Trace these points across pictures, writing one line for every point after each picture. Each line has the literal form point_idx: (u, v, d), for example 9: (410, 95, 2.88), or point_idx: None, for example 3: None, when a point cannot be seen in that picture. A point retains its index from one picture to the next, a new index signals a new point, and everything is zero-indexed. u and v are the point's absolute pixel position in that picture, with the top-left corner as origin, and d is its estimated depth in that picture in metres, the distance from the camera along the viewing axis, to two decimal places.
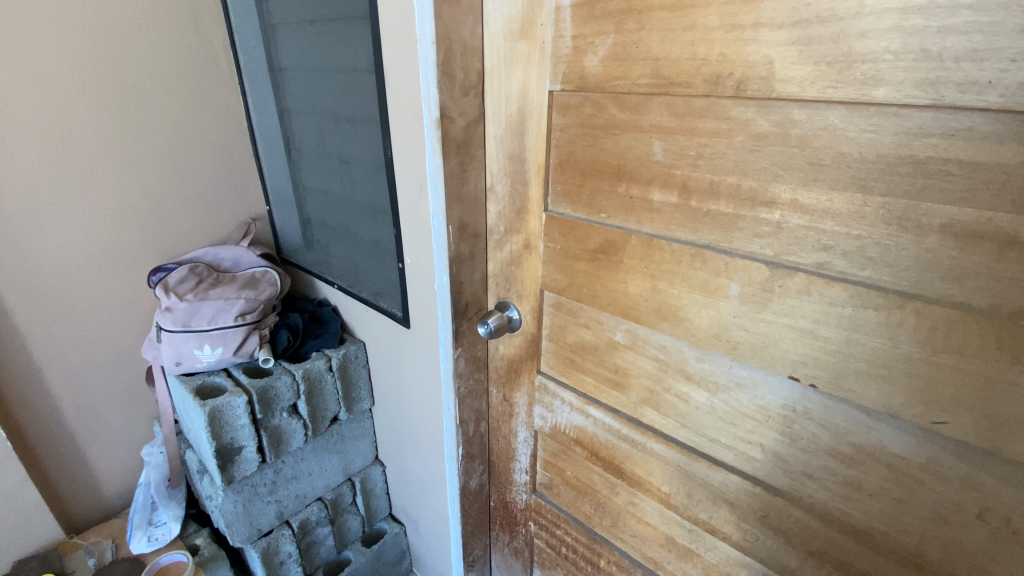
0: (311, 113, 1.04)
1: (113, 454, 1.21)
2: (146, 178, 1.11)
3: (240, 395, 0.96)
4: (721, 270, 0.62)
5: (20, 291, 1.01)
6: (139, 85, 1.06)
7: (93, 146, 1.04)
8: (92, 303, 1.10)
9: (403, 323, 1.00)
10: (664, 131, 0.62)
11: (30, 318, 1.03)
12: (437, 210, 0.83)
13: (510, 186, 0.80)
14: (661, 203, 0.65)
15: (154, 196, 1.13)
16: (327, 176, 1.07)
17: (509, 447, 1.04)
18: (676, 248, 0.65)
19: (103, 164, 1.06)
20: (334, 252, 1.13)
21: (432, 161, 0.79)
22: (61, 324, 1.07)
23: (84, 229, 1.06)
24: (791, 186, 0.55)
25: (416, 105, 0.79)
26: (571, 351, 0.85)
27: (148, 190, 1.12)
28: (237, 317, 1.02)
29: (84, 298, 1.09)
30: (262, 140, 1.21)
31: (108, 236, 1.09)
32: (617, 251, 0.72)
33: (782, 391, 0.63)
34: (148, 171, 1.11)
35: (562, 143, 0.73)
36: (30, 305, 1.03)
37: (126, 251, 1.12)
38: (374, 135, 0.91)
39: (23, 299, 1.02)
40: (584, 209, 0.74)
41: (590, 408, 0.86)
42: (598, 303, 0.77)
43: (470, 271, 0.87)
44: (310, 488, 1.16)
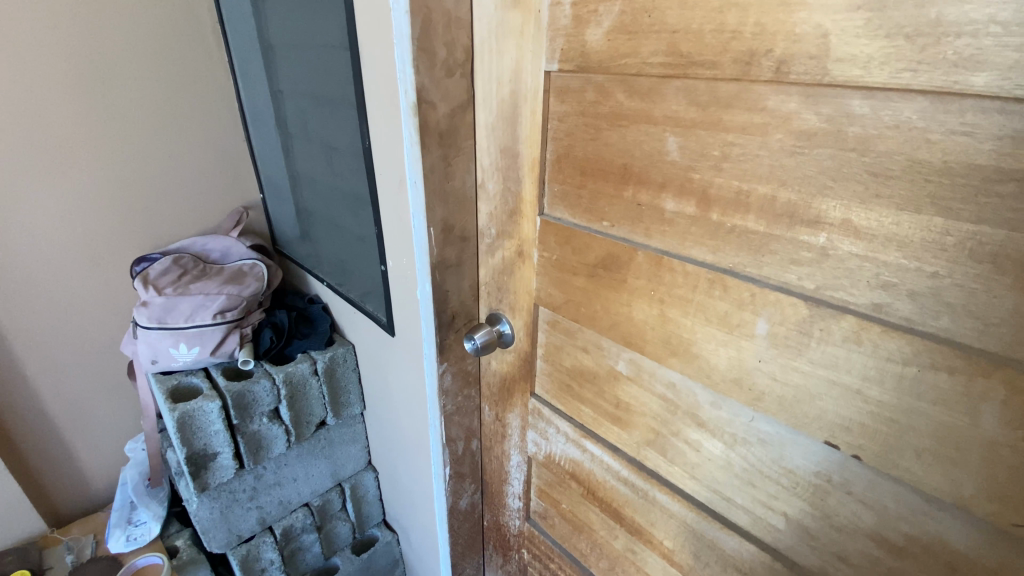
0: (296, 95, 0.95)
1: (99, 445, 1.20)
2: (133, 165, 1.09)
3: (214, 399, 0.90)
4: (745, 302, 0.50)
5: (8, 277, 1.01)
6: (123, 69, 1.03)
7: (78, 132, 1.02)
8: (79, 291, 1.09)
9: (387, 329, 0.91)
10: (680, 125, 0.49)
11: (18, 303, 1.03)
12: (417, 208, 0.72)
13: (502, 183, 0.69)
14: (674, 214, 0.53)
15: (144, 183, 1.11)
16: (315, 163, 0.98)
17: (501, 469, 0.95)
18: (690, 270, 0.53)
19: (89, 149, 1.04)
20: (322, 248, 1.05)
21: (411, 153, 0.69)
22: (48, 311, 1.06)
23: (71, 215, 1.05)
24: (843, 201, 0.42)
25: (392, 86, 0.68)
26: (568, 376, 0.74)
27: (132, 178, 1.09)
28: (216, 314, 0.96)
29: (72, 286, 1.08)
30: (252, 124, 1.16)
31: (96, 222, 1.07)
32: (620, 268, 0.59)
33: (815, 456, 0.50)
34: (135, 158, 1.09)
35: (560, 135, 0.61)
36: (19, 292, 1.03)
37: (115, 237, 1.10)
38: (353, 121, 0.81)
39: (11, 285, 1.02)
40: (583, 215, 0.62)
41: (586, 442, 0.75)
42: (597, 326, 0.65)
43: (457, 278, 0.77)
44: (295, 494, 1.10)
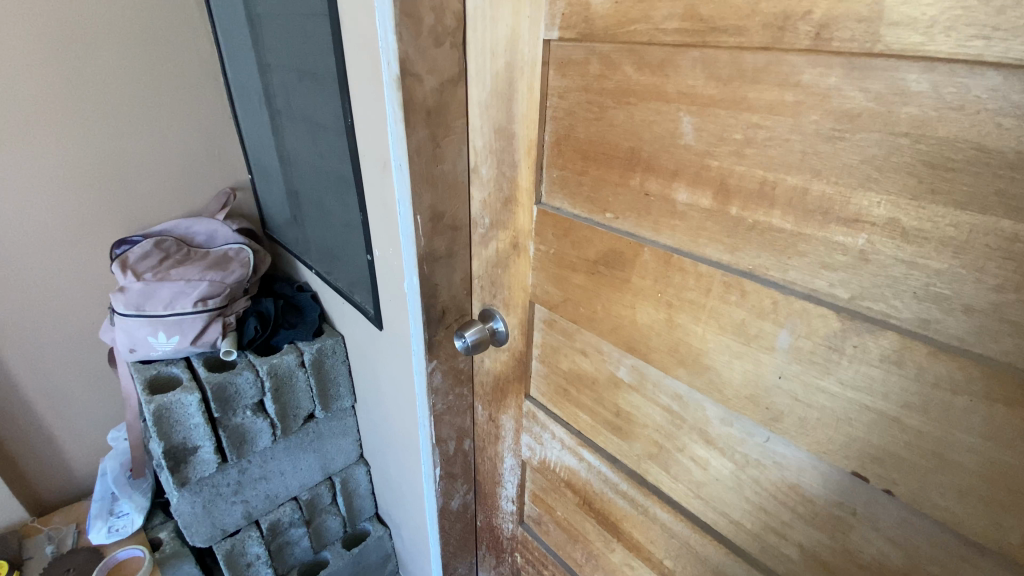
0: (280, 68, 0.89)
1: (86, 428, 1.21)
2: (120, 143, 1.08)
3: (192, 392, 0.86)
4: (768, 310, 0.43)
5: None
6: (104, 43, 1.01)
7: (62, 109, 1.00)
8: (66, 272, 1.09)
9: (375, 323, 0.86)
10: (695, 102, 0.42)
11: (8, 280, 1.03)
12: (402, 193, 0.66)
13: (496, 167, 0.62)
14: (687, 207, 0.46)
15: (130, 160, 1.10)
16: (301, 144, 0.91)
17: (495, 470, 0.90)
18: (702, 270, 0.46)
19: (74, 127, 1.02)
20: (310, 234, 1.00)
21: (395, 133, 0.62)
22: (37, 290, 1.07)
23: (58, 194, 1.04)
24: (890, 197, 0.35)
25: (374, 56, 0.61)
26: (564, 379, 0.68)
27: (118, 154, 1.08)
28: (197, 302, 0.91)
29: (61, 265, 1.08)
30: (239, 101, 1.13)
31: (84, 200, 1.07)
32: (623, 266, 0.53)
33: (840, 487, 0.44)
34: (121, 135, 1.08)
35: (559, 114, 0.54)
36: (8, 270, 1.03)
37: (103, 215, 1.10)
38: (336, 96, 0.74)
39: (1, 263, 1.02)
40: (584, 205, 0.55)
41: (583, 450, 0.69)
42: (597, 329, 0.59)
43: (447, 270, 0.72)
44: (282, 488, 1.07)
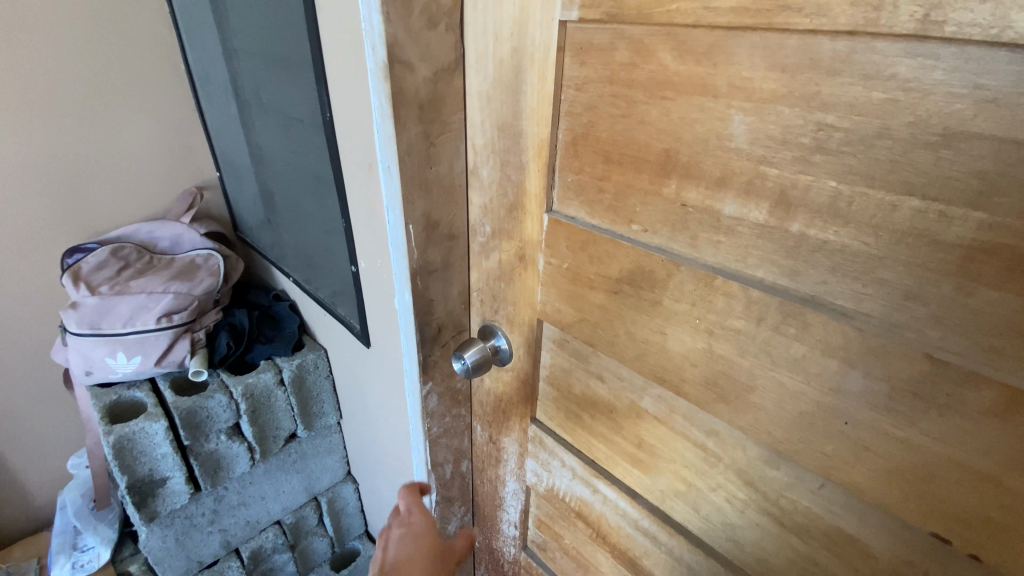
0: (247, 53, 0.79)
1: (46, 440, 1.15)
2: (89, 141, 1.02)
3: (158, 420, 0.78)
4: (839, 347, 0.36)
5: None
6: (71, 36, 0.95)
7: (27, 105, 0.94)
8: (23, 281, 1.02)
9: (361, 339, 0.78)
10: (750, 97, 0.35)
11: None
12: (391, 198, 0.57)
13: (501, 169, 0.55)
14: (735, 221, 0.39)
15: (101, 159, 1.04)
16: (273, 139, 0.82)
17: (495, 494, 0.83)
18: (752, 295, 0.39)
19: (39, 124, 0.96)
20: (286, 238, 0.91)
21: (381, 130, 0.53)
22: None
23: (23, 195, 0.98)
24: (1009, 219, 0.28)
25: (357, 39, 0.52)
26: (577, 404, 0.61)
27: (88, 153, 1.02)
28: (161, 317, 0.83)
29: (21, 272, 1.02)
30: (204, 90, 1.04)
31: (50, 202, 1.01)
32: (653, 287, 0.46)
33: (913, 545, 0.39)
34: (90, 133, 1.02)
35: (577, 110, 0.46)
36: None
37: (72, 218, 1.04)
38: (311, 86, 0.65)
39: None
40: (606, 214, 0.48)
41: (598, 481, 0.63)
42: (617, 355, 0.52)
43: (443, 284, 0.64)
44: (264, 513, 0.99)
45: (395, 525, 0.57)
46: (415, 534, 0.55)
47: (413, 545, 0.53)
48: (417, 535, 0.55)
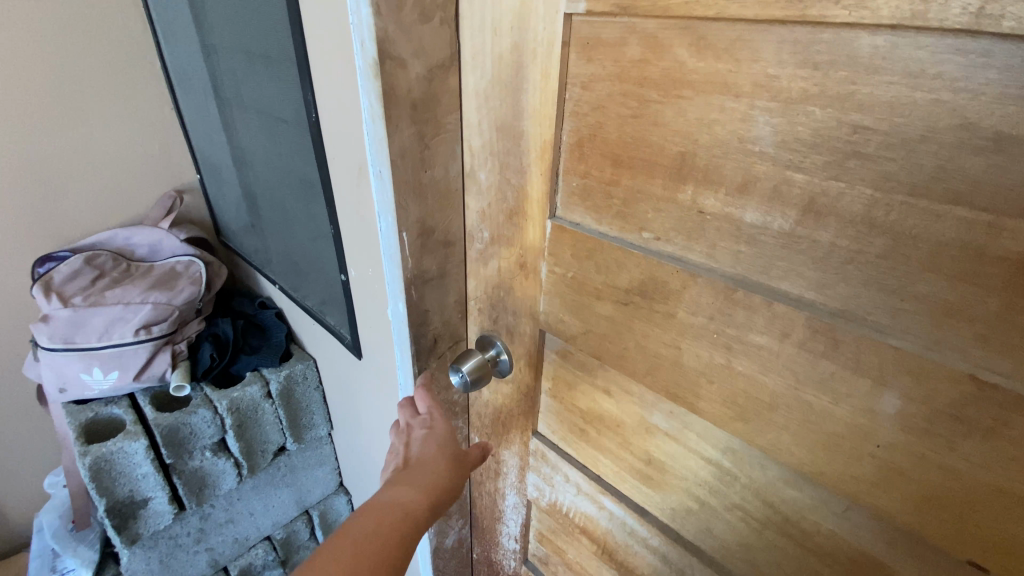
0: (226, 50, 0.75)
1: (22, 456, 1.11)
2: (64, 145, 0.98)
3: (137, 438, 0.75)
4: (872, 365, 0.34)
5: None
6: (40, 35, 0.91)
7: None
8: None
9: (353, 350, 0.75)
10: (777, 96, 0.32)
11: None
12: (382, 204, 0.54)
13: (501, 172, 0.51)
14: (757, 230, 0.36)
15: (77, 164, 1.00)
16: (256, 140, 0.78)
17: (495, 507, 0.80)
18: (776, 309, 0.37)
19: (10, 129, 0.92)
20: (270, 243, 0.87)
21: (371, 132, 0.50)
22: None
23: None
24: None
25: (344, 34, 0.48)
26: (582, 418, 0.58)
27: (63, 158, 0.98)
28: (138, 330, 0.80)
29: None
30: (182, 89, 0.99)
31: (26, 210, 0.97)
32: (666, 299, 0.43)
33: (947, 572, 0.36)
34: (64, 137, 0.98)
35: (583, 109, 0.43)
36: None
37: (50, 225, 1.00)
38: (294, 85, 0.62)
39: None
40: (615, 220, 0.45)
41: (604, 497, 0.60)
42: (626, 369, 0.49)
43: (438, 293, 0.61)
44: (253, 529, 0.96)
45: (417, 424, 0.59)
46: (434, 437, 0.57)
47: (434, 450, 0.56)
48: (435, 438, 0.57)
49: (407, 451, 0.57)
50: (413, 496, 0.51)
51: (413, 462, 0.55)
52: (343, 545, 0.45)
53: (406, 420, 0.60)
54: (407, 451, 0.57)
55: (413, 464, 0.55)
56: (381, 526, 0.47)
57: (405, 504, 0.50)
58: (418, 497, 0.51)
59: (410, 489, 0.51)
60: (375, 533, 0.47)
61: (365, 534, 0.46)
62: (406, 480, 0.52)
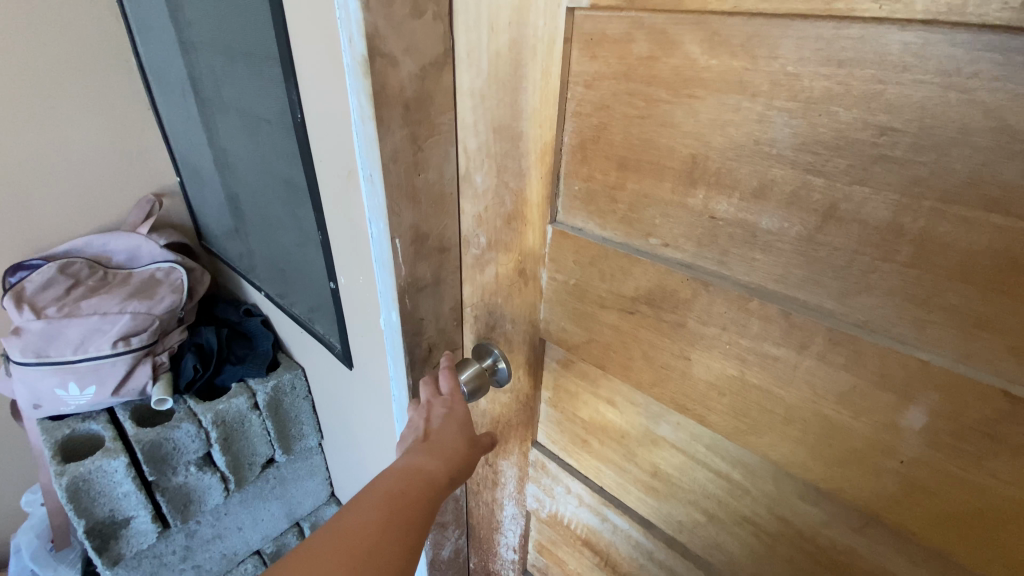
0: (205, 46, 0.72)
1: None
2: (33, 148, 0.93)
3: (117, 456, 0.73)
4: (897, 379, 0.32)
5: None
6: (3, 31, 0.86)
7: None
8: None
9: (343, 360, 0.72)
10: (797, 96, 0.31)
11: None
12: (373, 209, 0.51)
13: (498, 175, 0.49)
14: (773, 236, 0.34)
15: (47, 167, 0.95)
16: (237, 140, 0.74)
17: (492, 518, 0.78)
18: (794, 320, 0.35)
19: None
20: (254, 247, 0.84)
21: (361, 133, 0.47)
22: None
23: None
24: None
25: (331, 30, 0.46)
26: (584, 428, 0.56)
27: (32, 160, 0.94)
28: (116, 342, 0.79)
29: None
30: (159, 88, 0.95)
31: None
32: (675, 308, 0.41)
33: None
34: (33, 139, 0.93)
35: (587, 109, 0.40)
36: None
37: (20, 232, 0.96)
38: (278, 84, 0.59)
39: None
40: (620, 226, 0.42)
41: (606, 509, 0.58)
42: (632, 380, 0.47)
43: (433, 302, 0.58)
44: (241, 544, 0.95)
45: (438, 403, 0.56)
46: (456, 416, 0.55)
47: (454, 430, 0.53)
48: (457, 417, 0.54)
49: (427, 426, 0.55)
50: (433, 466, 0.50)
51: (431, 435, 0.53)
52: (366, 507, 0.44)
53: (426, 395, 0.57)
54: (426, 425, 0.54)
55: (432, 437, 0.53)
56: (402, 490, 0.46)
57: (425, 473, 0.49)
58: (438, 467, 0.50)
59: (430, 460, 0.50)
60: (396, 498, 0.46)
61: (387, 498, 0.45)
62: (426, 452, 0.51)
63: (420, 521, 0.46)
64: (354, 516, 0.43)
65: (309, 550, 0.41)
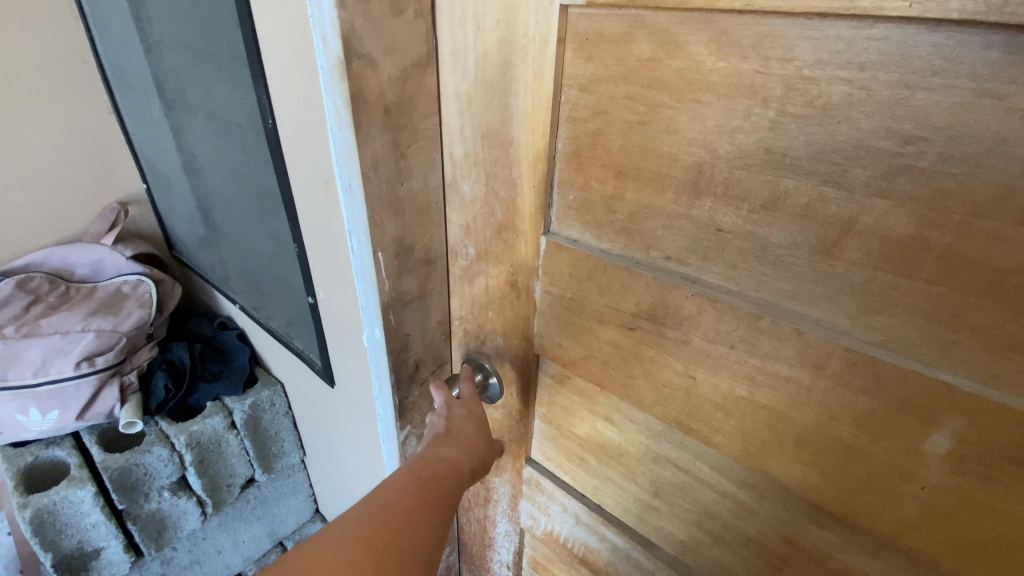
0: (168, 45, 0.67)
1: None
2: None
3: (83, 485, 0.71)
4: (919, 402, 0.30)
5: None
6: None
7: None
8: None
9: (324, 376, 0.68)
10: (812, 102, 0.28)
11: None
12: (352, 221, 0.48)
13: (488, 183, 0.46)
14: (785, 250, 0.32)
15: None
16: (206, 145, 0.70)
17: (484, 535, 0.76)
18: (808, 340, 0.33)
19: None
20: (228, 258, 0.80)
21: (338, 140, 0.44)
22: None
23: None
24: None
25: (302, 29, 0.42)
26: (581, 446, 0.54)
27: None
28: (81, 362, 0.77)
29: None
30: (120, 89, 0.90)
31: None
32: (679, 325, 0.39)
33: None
34: None
35: (583, 114, 0.38)
36: None
37: None
38: (247, 86, 0.55)
39: None
40: (619, 237, 0.40)
41: (605, 529, 0.56)
42: (632, 398, 0.45)
43: (419, 316, 0.55)
44: (222, 565, 0.95)
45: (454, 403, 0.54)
46: (474, 416, 0.54)
47: (473, 426, 0.53)
48: (476, 416, 0.54)
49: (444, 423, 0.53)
50: (454, 456, 0.50)
51: (450, 426, 0.52)
52: (395, 489, 0.45)
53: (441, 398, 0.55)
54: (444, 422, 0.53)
55: (451, 427, 0.52)
56: (428, 477, 0.47)
57: (449, 462, 0.49)
58: (461, 456, 0.50)
59: (452, 450, 0.50)
60: (424, 483, 0.46)
61: (414, 483, 0.46)
62: (449, 443, 0.51)
63: (445, 507, 0.46)
64: (385, 498, 0.44)
65: (342, 527, 0.41)
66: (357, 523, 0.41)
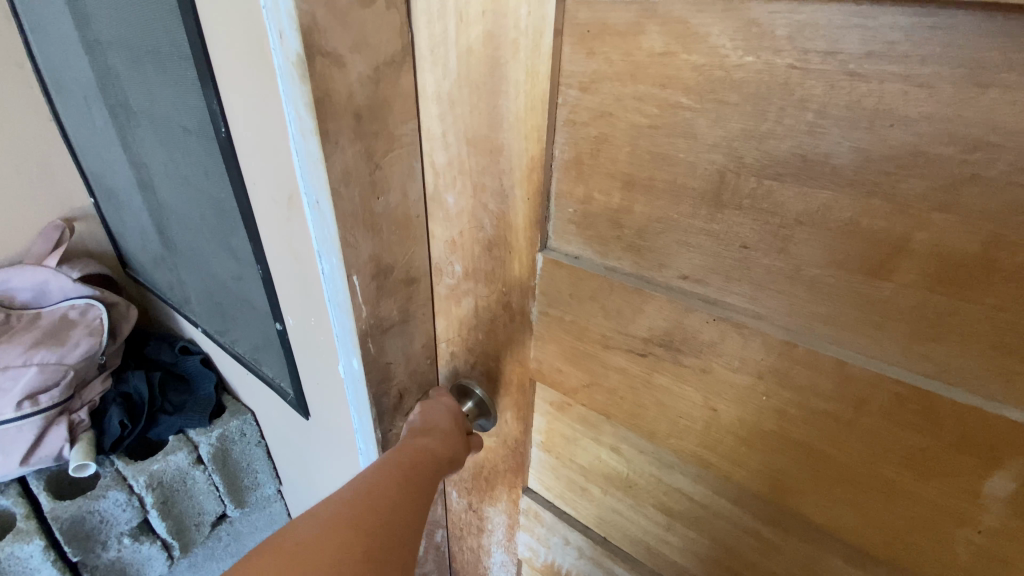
0: (107, 44, 0.60)
1: None
2: None
3: (32, 539, 0.68)
4: (981, 441, 0.27)
5: None
6: None
7: None
8: None
9: (298, 405, 0.62)
10: (860, 102, 0.24)
11: None
12: (322, 240, 0.42)
13: (476, 194, 0.41)
14: (824, 272, 0.28)
15: None
16: (155, 155, 0.63)
17: (478, 565, 0.71)
18: (850, 371, 0.29)
19: None
20: (187, 278, 0.73)
21: (301, 149, 0.38)
22: None
23: None
24: None
25: (255, 22, 0.36)
26: (584, 477, 0.49)
27: None
28: (23, 403, 0.73)
29: None
30: (60, 95, 0.82)
31: None
32: (698, 352, 0.34)
33: None
34: None
35: (584, 118, 0.33)
36: None
37: None
38: (195, 87, 0.48)
39: None
40: (627, 253, 0.35)
41: (612, 563, 0.52)
42: (642, 430, 0.41)
43: (401, 342, 0.50)
44: None
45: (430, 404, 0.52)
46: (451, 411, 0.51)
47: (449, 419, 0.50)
48: (454, 413, 0.51)
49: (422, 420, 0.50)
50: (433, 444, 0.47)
51: (426, 421, 0.50)
52: (371, 480, 0.42)
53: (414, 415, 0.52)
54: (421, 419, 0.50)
55: (427, 422, 0.50)
56: (406, 466, 0.44)
57: (427, 451, 0.46)
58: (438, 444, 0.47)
59: (431, 439, 0.47)
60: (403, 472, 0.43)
61: (392, 472, 0.43)
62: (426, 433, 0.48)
63: (425, 496, 0.43)
64: (362, 486, 0.41)
65: (319, 516, 0.38)
66: (334, 514, 0.38)
